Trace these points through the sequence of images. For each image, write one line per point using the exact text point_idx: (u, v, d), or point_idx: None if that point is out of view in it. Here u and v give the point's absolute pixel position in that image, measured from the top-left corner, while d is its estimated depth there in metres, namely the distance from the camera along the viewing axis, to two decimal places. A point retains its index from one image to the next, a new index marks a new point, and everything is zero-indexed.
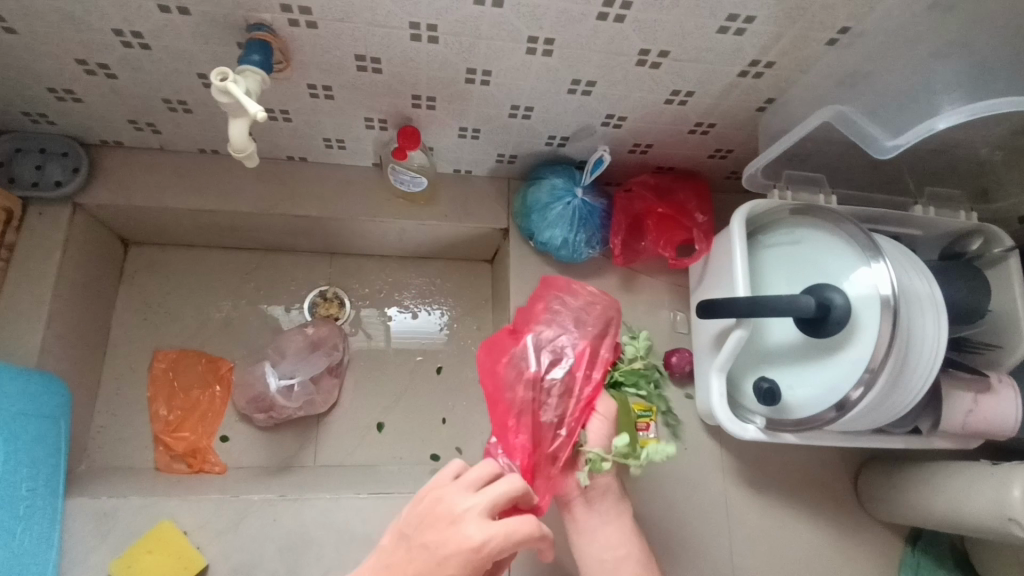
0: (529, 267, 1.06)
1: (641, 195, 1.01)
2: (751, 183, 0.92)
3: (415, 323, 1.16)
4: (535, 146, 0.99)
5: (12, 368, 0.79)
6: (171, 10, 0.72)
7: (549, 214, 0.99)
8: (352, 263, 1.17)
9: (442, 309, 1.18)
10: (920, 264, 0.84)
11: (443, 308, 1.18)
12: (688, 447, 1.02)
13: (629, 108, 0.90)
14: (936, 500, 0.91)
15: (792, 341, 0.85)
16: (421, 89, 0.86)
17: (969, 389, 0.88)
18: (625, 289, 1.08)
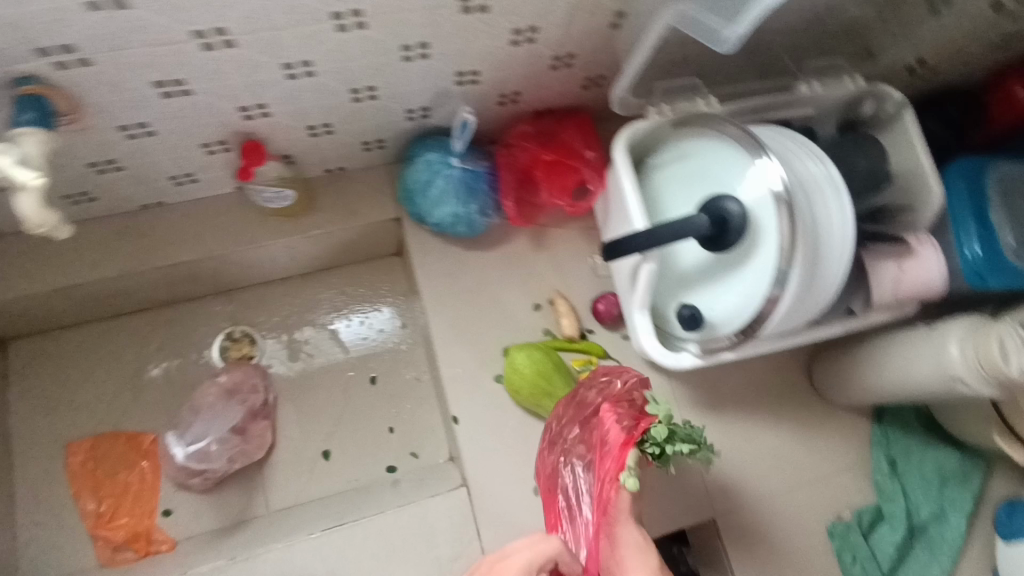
0: (431, 252, 1.00)
1: (524, 146, 0.95)
2: (623, 106, 0.86)
3: (344, 332, 1.11)
4: (397, 125, 0.92)
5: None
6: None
7: (431, 192, 0.92)
8: (254, 296, 1.11)
9: (383, 304, 1.13)
10: (810, 147, 0.80)
11: (384, 301, 1.13)
12: None
13: (477, 61, 0.82)
14: (884, 376, 0.89)
15: (702, 260, 0.81)
16: (244, 98, 0.77)
17: (890, 258, 0.86)
18: (537, 247, 1.02)
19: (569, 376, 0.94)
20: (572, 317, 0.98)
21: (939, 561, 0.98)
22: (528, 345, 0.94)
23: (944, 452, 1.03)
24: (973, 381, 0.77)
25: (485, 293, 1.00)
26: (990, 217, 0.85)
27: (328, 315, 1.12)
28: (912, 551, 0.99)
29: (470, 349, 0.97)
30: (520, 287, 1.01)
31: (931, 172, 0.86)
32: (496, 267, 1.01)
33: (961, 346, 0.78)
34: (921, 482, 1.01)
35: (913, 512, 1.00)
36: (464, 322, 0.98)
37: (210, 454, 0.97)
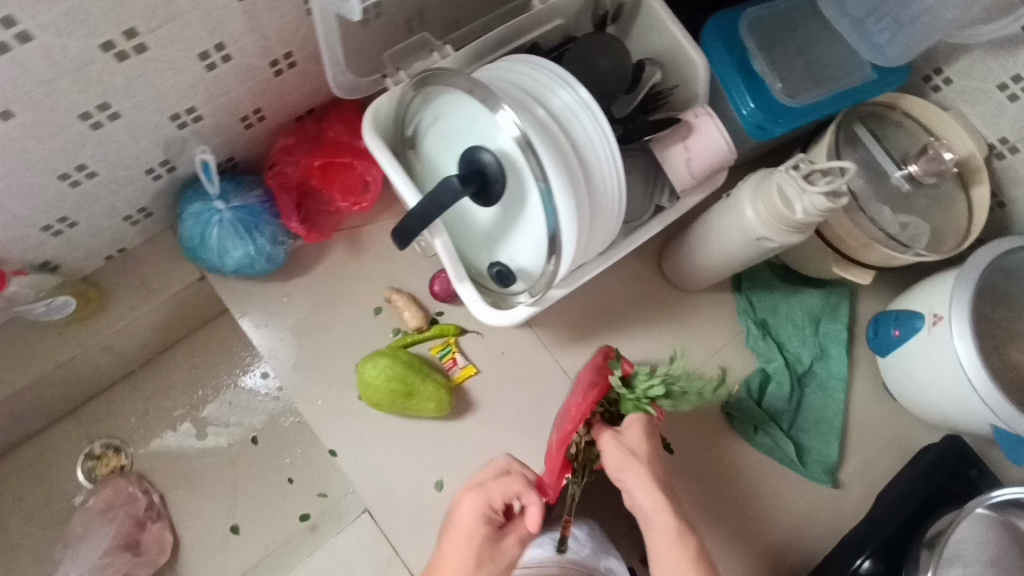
0: (250, 298, 0.95)
1: (290, 160, 0.89)
2: (347, 91, 0.80)
3: (229, 391, 1.08)
4: (146, 189, 0.85)
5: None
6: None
7: (211, 243, 0.86)
8: (101, 406, 1.05)
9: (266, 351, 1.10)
10: (542, 63, 0.76)
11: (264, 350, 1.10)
12: (504, 350, 0.99)
13: (183, 100, 0.75)
14: (710, 256, 0.88)
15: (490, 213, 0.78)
16: None
17: (674, 143, 0.84)
18: (355, 252, 0.98)
19: (426, 368, 0.92)
20: (412, 308, 0.95)
21: (830, 396, 1.03)
22: (374, 353, 0.90)
23: (808, 295, 1.05)
24: (775, 235, 0.76)
25: (320, 318, 0.96)
26: (755, 68, 0.84)
27: (186, 394, 1.07)
28: (805, 397, 1.02)
29: (325, 378, 0.95)
30: (354, 299, 0.97)
31: (688, 43, 0.85)
32: (322, 288, 0.97)
33: (754, 206, 0.76)
34: (795, 331, 1.04)
35: (794, 362, 1.03)
36: (310, 353, 0.95)
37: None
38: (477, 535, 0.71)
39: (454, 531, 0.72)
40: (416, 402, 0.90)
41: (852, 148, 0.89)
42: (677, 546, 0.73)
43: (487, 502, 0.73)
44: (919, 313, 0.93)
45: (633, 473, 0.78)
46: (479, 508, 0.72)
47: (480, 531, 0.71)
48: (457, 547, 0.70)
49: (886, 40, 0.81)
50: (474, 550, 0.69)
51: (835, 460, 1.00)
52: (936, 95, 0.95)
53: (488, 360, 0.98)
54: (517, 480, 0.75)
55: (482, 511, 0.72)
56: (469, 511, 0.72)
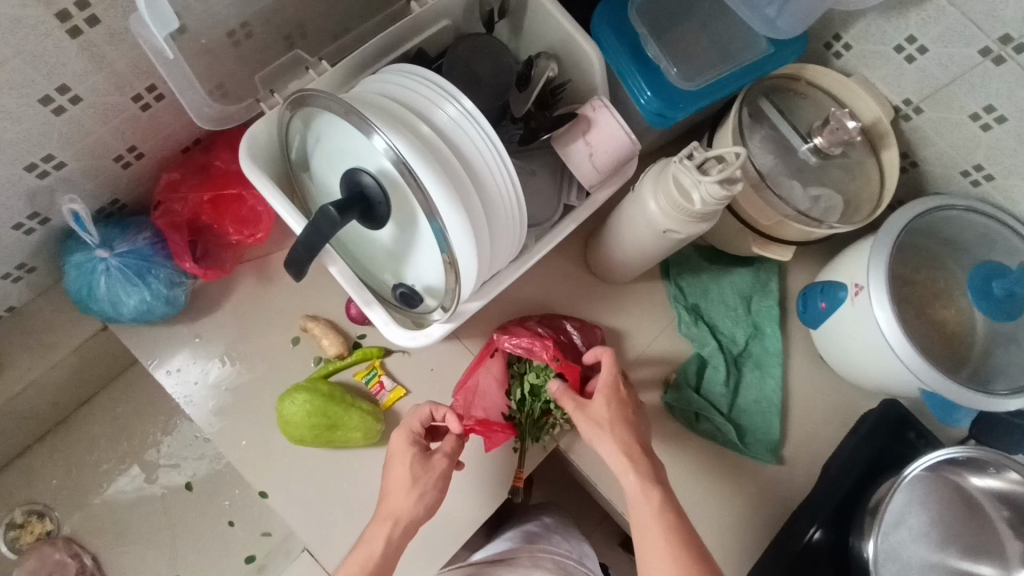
0: (157, 341, 0.90)
1: (177, 196, 0.84)
2: (224, 120, 0.76)
3: (155, 439, 1.03)
4: (21, 243, 0.79)
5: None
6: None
7: (100, 294, 0.81)
8: (20, 469, 0.99)
9: None
10: (421, 74, 0.73)
11: None
12: (434, 366, 0.94)
13: (34, 147, 0.70)
14: (625, 250, 0.86)
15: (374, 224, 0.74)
16: None
17: (573, 139, 0.81)
18: (265, 283, 0.94)
19: (349, 396, 0.88)
20: (331, 334, 0.91)
21: (768, 374, 1.00)
22: (296, 389, 0.85)
23: (737, 275, 1.03)
24: (677, 225, 0.74)
25: (234, 353, 0.91)
26: (647, 54, 0.83)
27: (111, 447, 1.02)
28: (743, 377, 1.00)
29: (245, 416, 0.90)
30: (268, 331, 0.93)
31: (578, 33, 0.82)
32: (234, 325, 0.92)
33: (655, 199, 0.74)
34: (727, 312, 1.02)
35: (729, 343, 1.01)
36: (227, 393, 0.90)
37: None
38: (414, 464, 0.75)
39: (393, 461, 0.76)
40: (341, 434, 0.86)
41: (757, 125, 0.88)
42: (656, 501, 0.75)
43: (411, 431, 0.77)
44: (844, 283, 0.91)
45: (605, 443, 0.79)
46: (400, 439, 0.76)
47: (411, 459, 0.75)
48: (399, 470, 0.75)
49: (775, 12, 0.79)
50: (407, 471, 0.74)
51: (778, 437, 0.98)
52: (839, 61, 0.93)
53: (417, 379, 0.93)
54: (426, 406, 0.77)
55: (408, 442, 0.76)
56: (398, 447, 0.76)
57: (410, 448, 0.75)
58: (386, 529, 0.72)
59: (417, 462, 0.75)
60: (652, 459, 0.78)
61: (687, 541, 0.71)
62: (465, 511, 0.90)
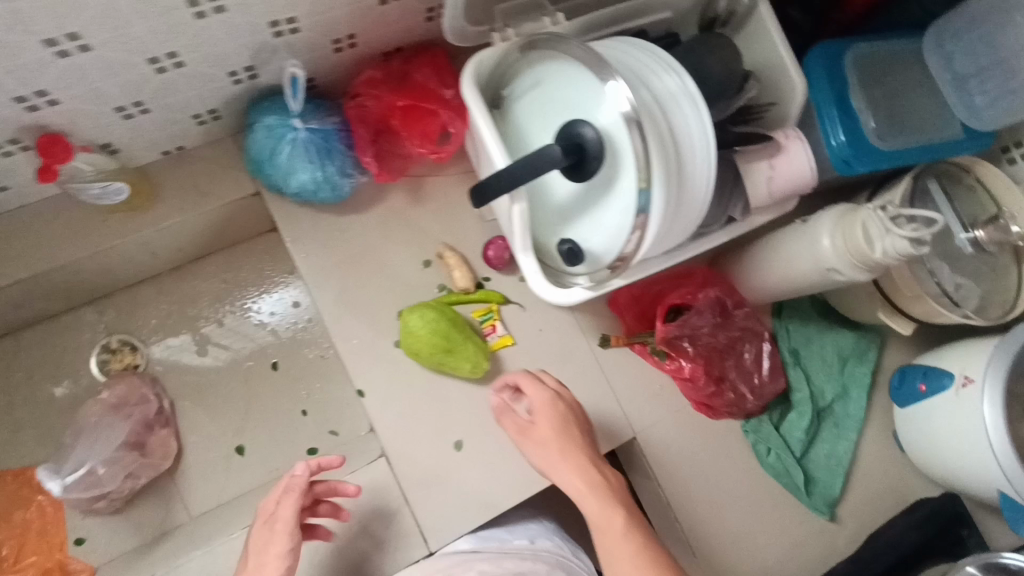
0: (302, 223, 0.92)
1: (374, 95, 0.86)
2: (460, 37, 0.79)
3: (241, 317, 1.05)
4: (225, 91, 0.81)
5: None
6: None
7: (279, 160, 0.84)
8: (126, 299, 1.03)
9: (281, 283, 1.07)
10: (662, 56, 0.76)
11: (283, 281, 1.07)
12: (543, 328, 0.97)
13: (287, 7, 0.72)
14: (770, 277, 0.90)
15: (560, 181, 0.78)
16: (18, 89, 0.65)
17: (763, 158, 0.84)
18: (414, 202, 0.97)
19: (467, 327, 0.91)
20: (464, 268, 0.94)
21: (844, 435, 1.04)
22: (420, 310, 0.89)
23: (841, 334, 1.07)
24: (845, 268, 0.78)
25: (368, 257, 0.94)
26: (851, 102, 0.86)
27: (211, 307, 1.04)
28: (820, 431, 1.04)
29: (362, 316, 0.93)
30: (405, 244, 0.96)
31: (790, 63, 0.85)
32: (376, 231, 0.95)
33: (832, 237, 0.78)
34: (823, 366, 1.05)
35: (817, 396, 1.04)
36: (352, 291, 0.93)
37: (109, 476, 0.89)
38: (293, 535, 0.73)
39: (279, 520, 0.74)
40: (453, 360, 0.89)
41: (924, 202, 0.91)
42: (617, 520, 0.71)
43: (275, 504, 0.75)
44: (950, 372, 0.94)
45: (561, 453, 0.77)
46: (263, 515, 0.75)
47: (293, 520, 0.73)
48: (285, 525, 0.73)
49: (983, 103, 0.83)
50: (281, 551, 0.72)
51: (837, 495, 1.01)
52: (1010, 168, 0.97)
53: (527, 335, 0.96)
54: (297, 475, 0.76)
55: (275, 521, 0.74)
56: (284, 517, 0.74)
57: (286, 527, 0.73)
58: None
59: (287, 539, 0.73)
60: (611, 482, 0.76)
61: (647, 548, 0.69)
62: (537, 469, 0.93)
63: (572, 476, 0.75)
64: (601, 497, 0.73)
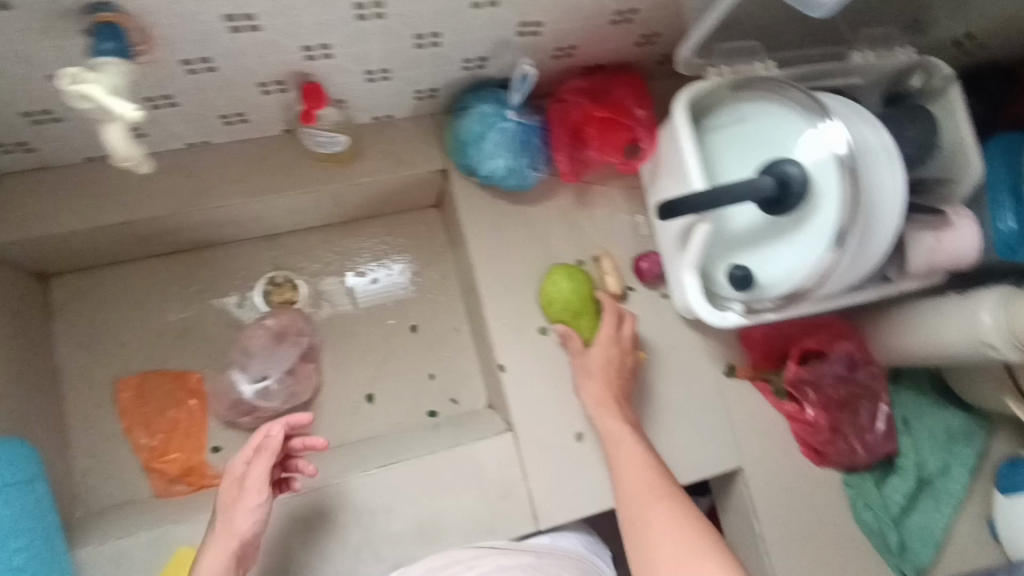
0: (478, 204, 1.00)
1: (577, 102, 0.94)
2: (686, 67, 0.86)
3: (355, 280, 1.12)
4: (452, 74, 0.90)
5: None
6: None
7: (484, 146, 0.92)
8: (295, 241, 1.11)
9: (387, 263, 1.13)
10: (866, 115, 0.82)
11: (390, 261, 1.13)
12: (673, 345, 1.02)
13: (542, 11, 0.81)
14: (915, 341, 0.94)
15: (745, 210, 0.84)
16: (310, 39, 0.75)
17: (930, 232, 0.88)
18: (580, 205, 1.04)
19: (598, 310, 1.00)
20: (616, 275, 1.01)
21: (940, 510, 1.05)
22: (567, 269, 0.98)
23: (952, 412, 1.09)
24: (1003, 345, 0.82)
25: (530, 245, 1.01)
26: None
27: (367, 264, 1.13)
28: (918, 501, 1.05)
29: (515, 298, 1.00)
30: (565, 242, 1.02)
31: (973, 146, 0.90)
32: (541, 223, 1.02)
33: (994, 314, 0.83)
34: (931, 439, 1.07)
35: (920, 466, 1.06)
36: (511, 274, 1.00)
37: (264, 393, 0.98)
38: (263, 491, 0.78)
39: (250, 482, 0.79)
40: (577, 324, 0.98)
41: None
42: (643, 472, 0.79)
43: (242, 465, 0.80)
44: None
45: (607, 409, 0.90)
46: (230, 476, 0.80)
47: (231, 497, 0.79)
48: (258, 470, 0.79)
49: None
50: (248, 518, 0.77)
51: (926, 567, 1.03)
52: None
53: (659, 348, 1.02)
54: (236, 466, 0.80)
55: (237, 483, 0.79)
56: (248, 486, 0.78)
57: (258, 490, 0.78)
58: (227, 542, 0.76)
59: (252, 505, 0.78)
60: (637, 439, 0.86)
61: (664, 487, 0.76)
62: None
63: (625, 459, 0.83)
64: (625, 445, 0.85)
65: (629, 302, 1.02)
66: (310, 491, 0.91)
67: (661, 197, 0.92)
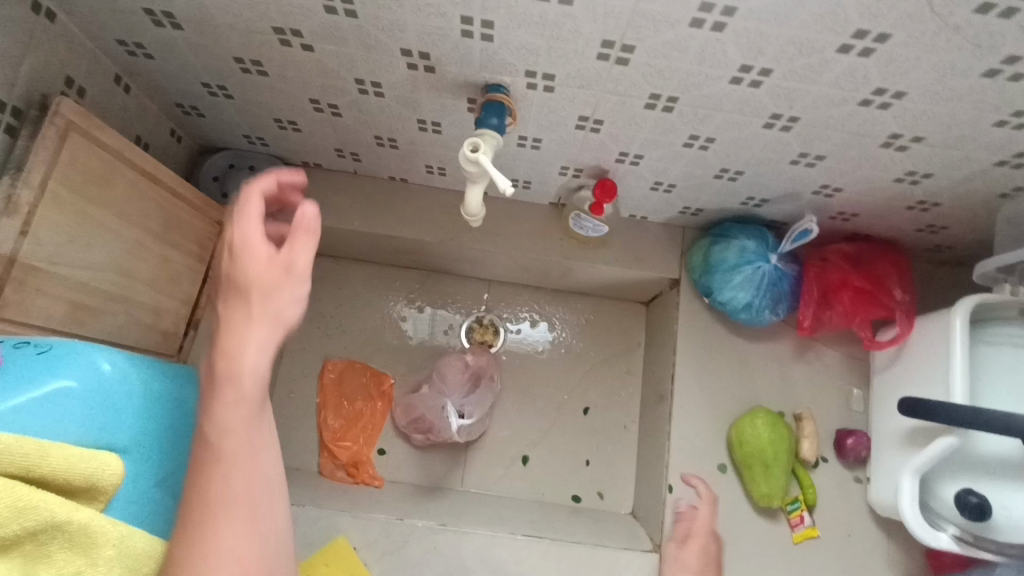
0: (699, 322, 1.02)
1: (839, 265, 0.94)
2: (980, 275, 0.86)
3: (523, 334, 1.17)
4: (727, 204, 0.95)
5: (178, 369, 0.71)
6: (338, 15, 0.64)
7: (733, 276, 0.94)
8: (508, 292, 1.18)
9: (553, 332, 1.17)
10: None
11: (554, 331, 1.17)
12: (853, 535, 0.95)
13: (849, 181, 0.83)
14: None
15: (998, 439, 0.78)
16: (632, 148, 0.83)
17: None
18: (797, 357, 1.02)
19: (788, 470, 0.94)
20: (814, 440, 0.97)
21: None
22: (771, 417, 0.95)
23: None
24: None
25: (737, 378, 1.00)
26: None
27: (564, 334, 1.17)
28: None
29: (705, 424, 0.99)
30: (771, 388, 1.01)
31: None
32: (753, 362, 1.01)
33: None
34: None
35: None
36: (708, 401, 0.99)
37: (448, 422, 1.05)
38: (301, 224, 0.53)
39: (235, 321, 0.50)
40: (761, 477, 0.92)
41: None
42: None
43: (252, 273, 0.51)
44: None
45: None
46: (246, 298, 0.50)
47: (252, 283, 0.51)
48: (253, 333, 0.49)
49: None
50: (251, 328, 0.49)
51: None
52: None
53: (836, 532, 0.95)
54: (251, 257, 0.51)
55: (261, 261, 0.51)
56: (246, 255, 0.52)
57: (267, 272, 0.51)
58: (248, 379, 0.48)
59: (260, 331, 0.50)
60: None
61: None
62: None
63: None
64: None
65: (817, 472, 0.97)
66: (460, 534, 0.92)
67: (904, 391, 0.90)
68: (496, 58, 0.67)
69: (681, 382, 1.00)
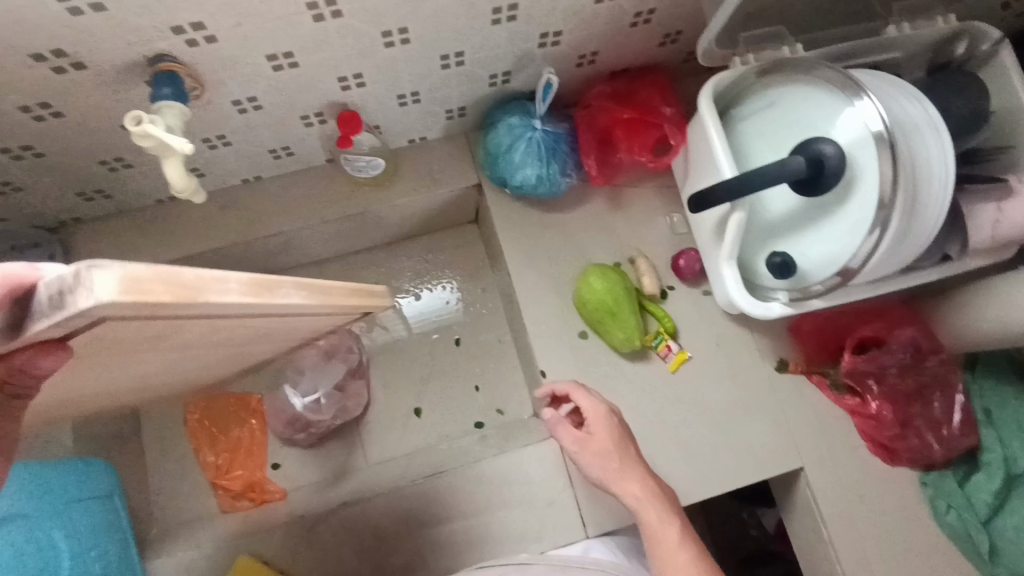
0: (511, 213, 1.02)
1: (603, 107, 0.96)
2: (706, 57, 0.87)
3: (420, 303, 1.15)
4: (479, 91, 0.94)
5: None
6: None
7: (513, 155, 0.95)
8: (342, 265, 1.16)
9: (401, 284, 1.16)
10: (910, 89, 0.79)
11: (402, 282, 1.16)
12: (720, 343, 0.99)
13: (561, 21, 0.84)
14: (985, 320, 0.89)
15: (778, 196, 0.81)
16: (344, 69, 0.81)
17: (991, 201, 0.83)
18: (614, 207, 1.04)
19: (636, 308, 0.96)
20: (652, 274, 0.99)
21: None
22: (600, 269, 0.96)
23: None
24: None
25: (566, 249, 1.02)
26: None
27: (412, 280, 1.16)
28: None
29: (553, 303, 1.00)
30: (601, 245, 1.02)
31: None
32: (576, 228, 1.03)
33: None
34: None
35: None
36: (547, 282, 1.00)
37: (328, 406, 1.04)
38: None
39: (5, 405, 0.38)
40: (613, 325, 0.94)
41: None
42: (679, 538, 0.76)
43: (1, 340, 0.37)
44: None
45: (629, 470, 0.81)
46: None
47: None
48: None
49: None
50: None
51: None
52: None
53: (704, 347, 0.99)
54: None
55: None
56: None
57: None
58: None
59: None
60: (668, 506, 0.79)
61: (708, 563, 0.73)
62: (698, 475, 0.93)
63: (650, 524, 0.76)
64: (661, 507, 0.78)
65: (668, 301, 1.00)
66: (362, 502, 0.92)
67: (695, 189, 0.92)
68: (131, 26, 0.64)
69: (516, 275, 1.00)
